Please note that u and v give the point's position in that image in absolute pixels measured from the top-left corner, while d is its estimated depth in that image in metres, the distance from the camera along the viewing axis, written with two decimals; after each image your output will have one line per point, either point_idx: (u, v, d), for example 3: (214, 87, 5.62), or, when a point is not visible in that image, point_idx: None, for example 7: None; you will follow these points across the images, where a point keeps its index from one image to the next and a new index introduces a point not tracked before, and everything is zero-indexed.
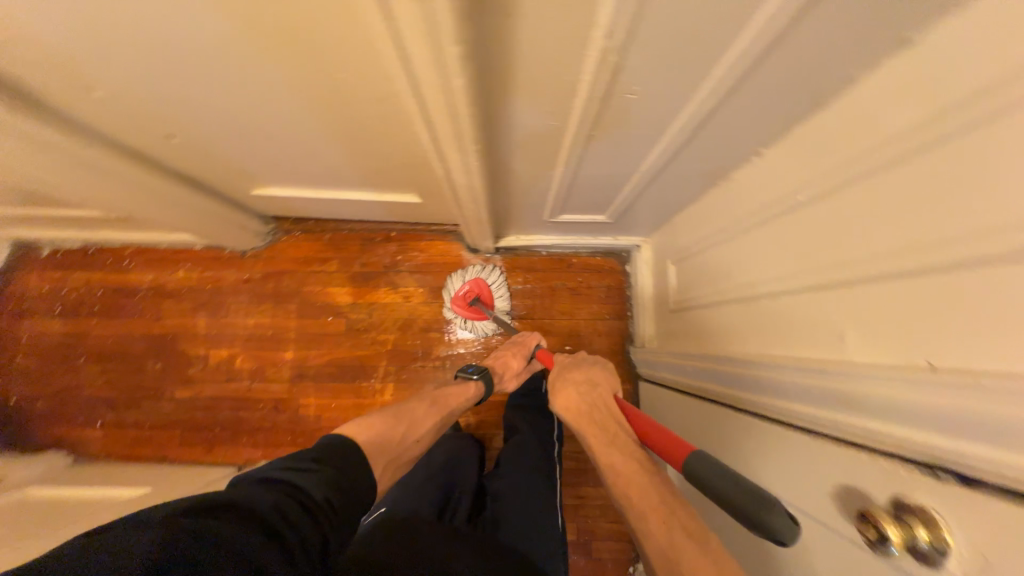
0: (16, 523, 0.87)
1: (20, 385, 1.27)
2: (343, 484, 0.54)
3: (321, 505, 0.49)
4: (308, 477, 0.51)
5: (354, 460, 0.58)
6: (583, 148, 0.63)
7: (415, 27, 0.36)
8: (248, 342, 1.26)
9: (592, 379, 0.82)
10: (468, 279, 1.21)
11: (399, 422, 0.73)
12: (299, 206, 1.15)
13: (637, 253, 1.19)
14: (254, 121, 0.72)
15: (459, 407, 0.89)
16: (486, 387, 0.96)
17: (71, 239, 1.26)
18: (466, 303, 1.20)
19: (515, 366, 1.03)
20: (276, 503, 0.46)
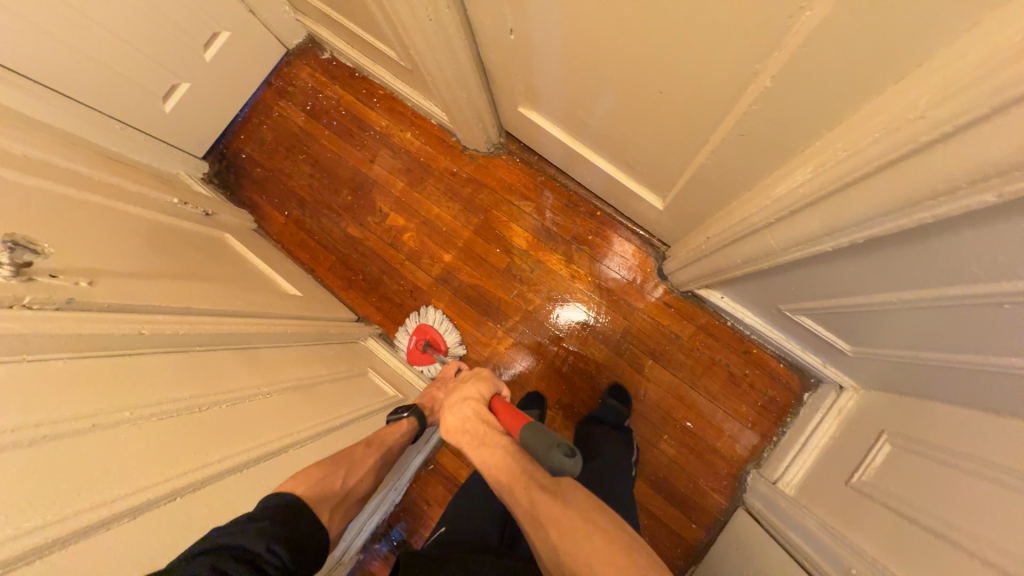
0: (218, 261, 1.02)
1: (252, 147, 1.46)
2: (283, 533, 0.51)
3: (263, 558, 0.47)
4: (240, 532, 0.48)
5: (299, 512, 0.55)
6: (944, 303, 0.52)
7: None
8: (423, 225, 1.32)
9: (465, 393, 0.75)
10: (412, 329, 1.26)
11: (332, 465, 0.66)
12: (543, 141, 1.13)
13: (833, 393, 1.00)
14: (603, 62, 0.68)
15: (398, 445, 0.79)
16: (420, 424, 0.85)
17: (349, 56, 1.37)
18: (417, 353, 1.25)
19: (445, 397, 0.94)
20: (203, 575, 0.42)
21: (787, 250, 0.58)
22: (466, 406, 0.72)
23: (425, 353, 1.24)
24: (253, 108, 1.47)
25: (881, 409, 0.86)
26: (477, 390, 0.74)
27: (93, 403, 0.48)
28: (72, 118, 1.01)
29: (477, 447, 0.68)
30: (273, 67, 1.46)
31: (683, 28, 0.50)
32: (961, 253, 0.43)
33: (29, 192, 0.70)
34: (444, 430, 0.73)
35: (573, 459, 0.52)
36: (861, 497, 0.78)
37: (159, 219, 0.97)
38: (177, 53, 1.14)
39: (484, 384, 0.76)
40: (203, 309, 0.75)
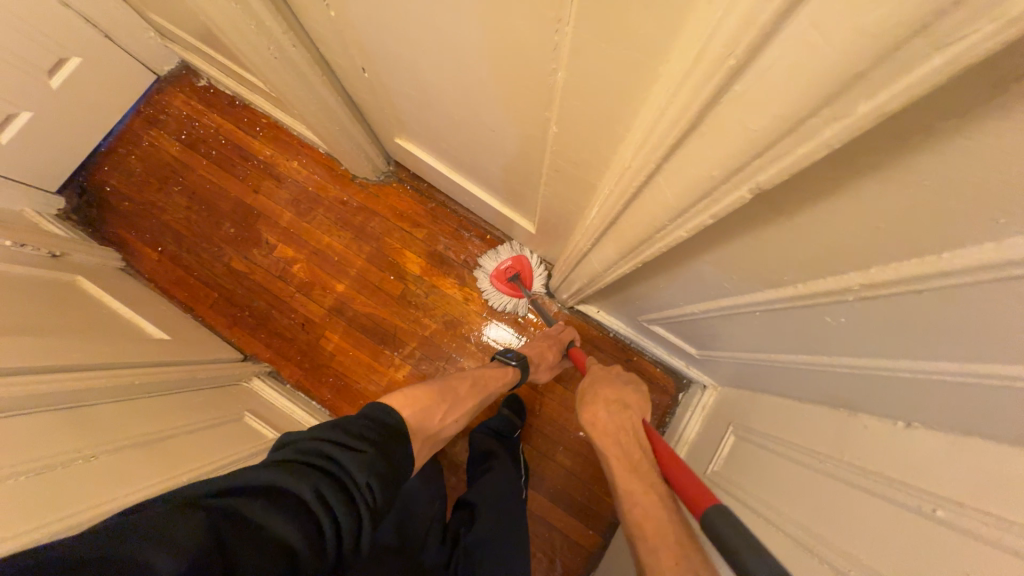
0: (64, 308, 0.92)
1: (118, 179, 1.34)
2: (382, 466, 0.56)
3: (361, 488, 0.52)
4: (351, 455, 0.53)
5: (394, 449, 0.60)
6: (729, 308, 0.61)
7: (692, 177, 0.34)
8: (315, 256, 1.28)
9: (624, 400, 0.85)
10: (507, 255, 1.18)
11: (441, 401, 0.80)
12: (425, 170, 1.16)
13: (699, 391, 1.10)
14: (444, 99, 0.72)
15: (497, 389, 0.94)
16: (521, 374, 0.99)
17: (227, 84, 1.33)
18: (505, 280, 1.18)
19: (550, 358, 1.06)
20: (319, 486, 0.48)
21: (608, 271, 0.64)
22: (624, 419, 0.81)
23: (514, 283, 1.19)
24: (120, 137, 1.36)
25: (732, 404, 0.96)
26: (637, 404, 0.84)
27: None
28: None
29: (629, 470, 0.74)
30: (140, 94, 1.37)
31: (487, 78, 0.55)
32: (746, 266, 0.50)
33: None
34: (592, 427, 0.83)
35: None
36: (716, 487, 0.86)
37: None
38: (12, 82, 1.04)
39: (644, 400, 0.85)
40: (15, 369, 0.67)
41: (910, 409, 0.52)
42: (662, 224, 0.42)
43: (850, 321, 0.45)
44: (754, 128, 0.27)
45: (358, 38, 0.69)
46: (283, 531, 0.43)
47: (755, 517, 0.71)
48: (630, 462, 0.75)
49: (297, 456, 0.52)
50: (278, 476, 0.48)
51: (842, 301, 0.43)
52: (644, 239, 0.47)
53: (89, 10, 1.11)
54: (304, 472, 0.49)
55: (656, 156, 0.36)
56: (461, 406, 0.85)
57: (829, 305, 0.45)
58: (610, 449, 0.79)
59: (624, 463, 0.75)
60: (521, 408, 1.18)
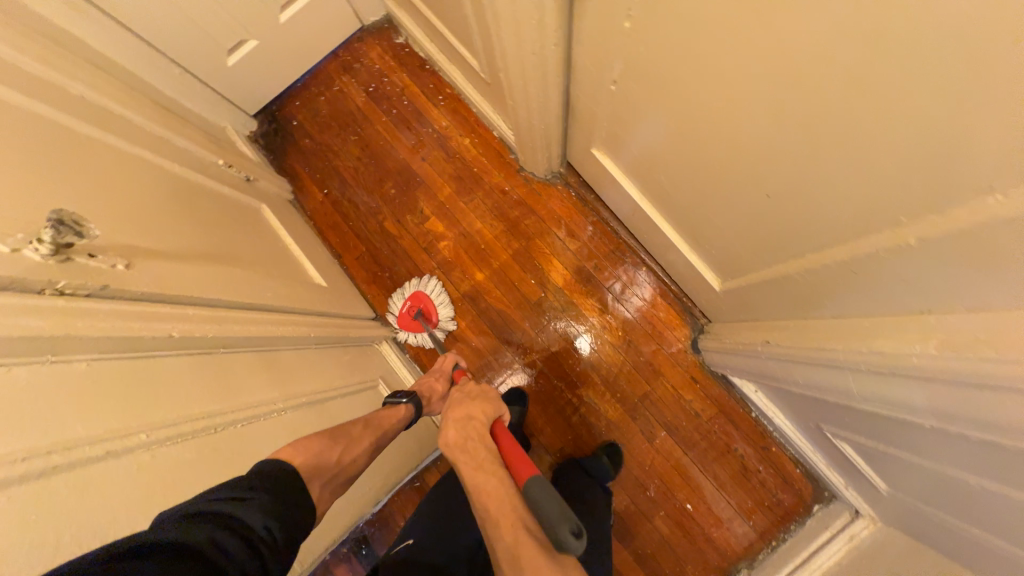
0: (254, 239, 0.98)
1: (306, 116, 1.41)
2: (277, 509, 0.49)
3: (259, 533, 0.44)
4: (240, 502, 0.46)
5: (290, 484, 0.53)
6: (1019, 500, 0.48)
7: None
8: (462, 238, 1.28)
9: (471, 411, 0.77)
10: (406, 296, 1.24)
11: (330, 442, 0.65)
12: (606, 185, 1.08)
13: (848, 516, 0.96)
14: (710, 144, 0.63)
15: (397, 430, 0.79)
16: (414, 412, 0.86)
17: (425, 47, 1.32)
18: (408, 320, 1.22)
19: (440, 391, 0.97)
20: (212, 535, 0.41)
21: (876, 397, 0.54)
22: (468, 429, 0.74)
23: (417, 320, 1.22)
24: (315, 76, 1.42)
25: (899, 553, 0.82)
26: (481, 410, 0.77)
27: (106, 417, 0.45)
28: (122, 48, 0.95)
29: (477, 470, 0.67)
30: (344, 40, 1.41)
31: (828, 156, 0.46)
32: None
33: (68, 136, 0.65)
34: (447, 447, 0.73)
35: (579, 543, 0.55)
36: None
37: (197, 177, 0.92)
38: (254, 10, 1.10)
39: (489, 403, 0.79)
40: (227, 303, 0.71)
41: None
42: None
43: None
44: None
45: (639, 54, 0.61)
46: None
47: None
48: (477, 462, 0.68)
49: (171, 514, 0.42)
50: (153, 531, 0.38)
51: None
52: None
53: None
54: (186, 525, 0.40)
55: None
56: (357, 448, 0.70)
57: None
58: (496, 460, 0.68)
59: None
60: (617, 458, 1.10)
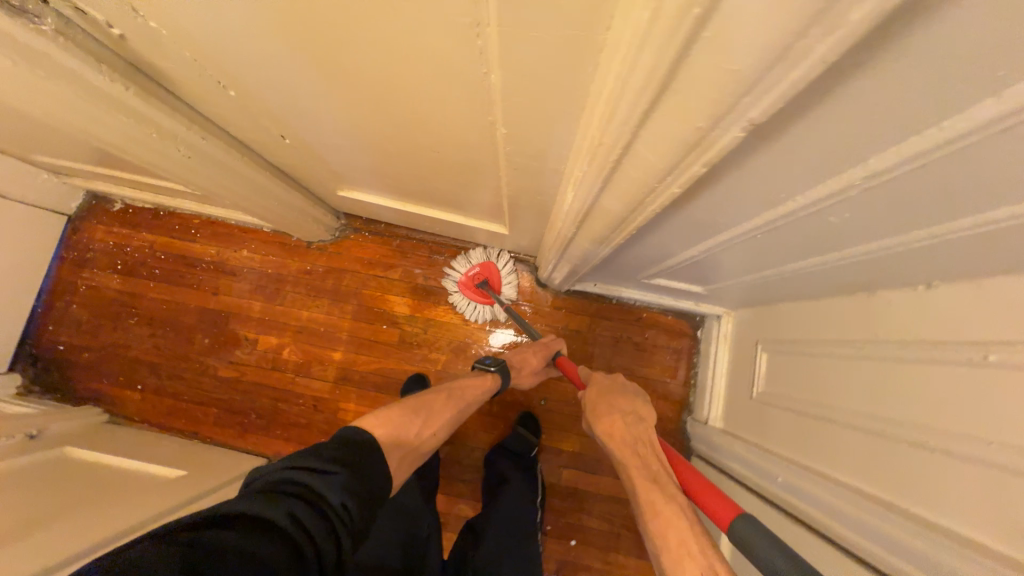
0: (67, 488, 0.87)
1: (70, 333, 1.26)
2: (357, 486, 0.54)
3: (338, 510, 0.50)
4: (323, 478, 0.51)
5: (371, 466, 0.59)
6: (717, 245, 0.61)
7: (659, 139, 0.31)
8: (300, 334, 1.24)
9: (637, 410, 0.79)
10: (475, 262, 1.17)
11: (416, 416, 0.78)
12: (378, 211, 1.12)
13: (715, 322, 1.11)
14: (378, 138, 0.69)
15: (475, 400, 0.90)
16: (502, 380, 0.95)
17: (144, 198, 1.25)
18: (473, 286, 1.17)
19: (534, 364, 1.02)
20: (294, 511, 0.46)
21: (600, 247, 0.63)
22: (640, 433, 0.74)
23: (481, 290, 1.17)
24: (53, 291, 1.28)
25: (750, 323, 0.98)
26: (648, 415, 0.78)
27: None
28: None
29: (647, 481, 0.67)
30: (59, 240, 1.28)
31: (418, 103, 0.53)
32: (711, 207, 0.49)
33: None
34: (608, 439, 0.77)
35: None
36: (767, 405, 0.87)
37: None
38: None
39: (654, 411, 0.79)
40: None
41: (930, 274, 0.53)
42: (642, 196, 0.40)
43: (832, 228, 0.46)
44: (733, 67, 0.22)
45: (265, 108, 0.65)
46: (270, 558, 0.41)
47: (812, 419, 0.74)
48: (649, 473, 0.68)
49: (264, 486, 0.49)
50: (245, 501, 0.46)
51: (821, 208, 0.42)
52: (631, 206, 0.43)
53: None
54: (273, 502, 0.46)
55: (628, 125, 0.32)
56: (440, 419, 0.82)
57: (821, 212, 0.43)
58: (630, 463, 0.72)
59: (648, 476, 0.67)
60: (536, 424, 1.18)
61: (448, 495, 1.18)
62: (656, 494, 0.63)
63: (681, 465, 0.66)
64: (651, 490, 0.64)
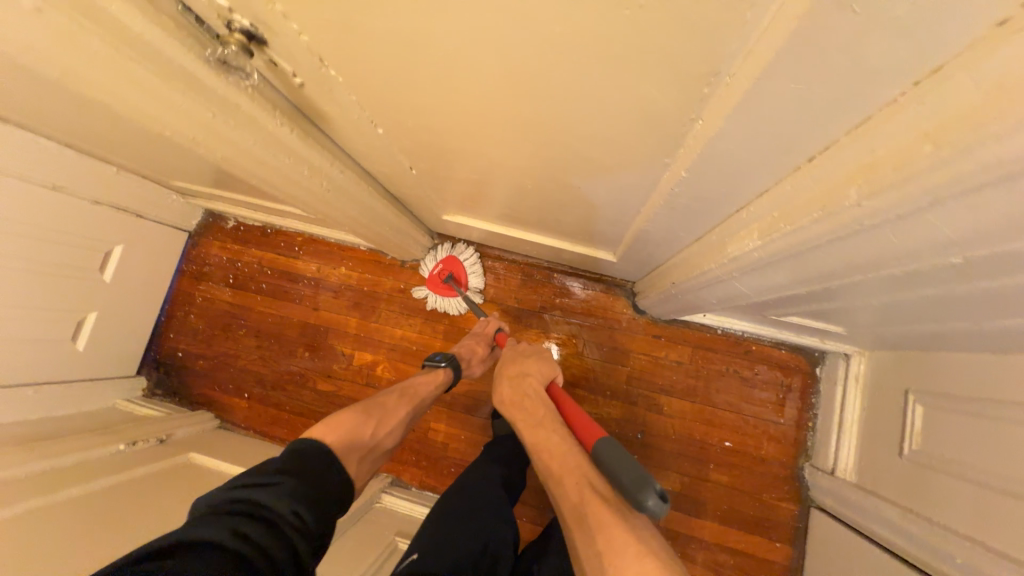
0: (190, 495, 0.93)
1: (189, 341, 1.36)
2: (307, 493, 0.55)
3: (286, 517, 0.51)
4: (266, 490, 0.52)
5: (318, 470, 0.59)
6: (908, 301, 0.53)
7: (972, 217, 0.27)
8: (392, 352, 1.26)
9: (525, 367, 0.79)
10: (440, 259, 1.23)
11: (369, 415, 0.74)
12: (475, 233, 1.12)
13: (842, 362, 1.00)
14: (517, 173, 0.67)
15: (431, 394, 0.88)
16: (454, 373, 0.93)
17: (256, 217, 1.33)
18: (441, 283, 1.22)
19: (481, 351, 1.01)
20: (239, 527, 0.47)
21: (763, 294, 0.57)
22: (525, 386, 0.76)
23: (448, 284, 1.22)
24: (174, 302, 1.39)
25: (896, 369, 0.87)
26: (537, 368, 0.80)
27: None
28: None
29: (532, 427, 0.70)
30: (180, 255, 1.39)
31: (583, 144, 0.50)
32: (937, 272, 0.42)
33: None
34: (501, 402, 0.79)
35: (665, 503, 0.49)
36: (924, 469, 0.76)
37: (81, 488, 0.85)
38: (75, 290, 1.07)
39: (545, 363, 0.81)
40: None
41: None
42: (893, 260, 0.35)
43: None
44: None
45: (409, 142, 0.65)
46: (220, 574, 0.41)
47: (996, 494, 0.63)
48: (535, 419, 0.71)
49: (208, 508, 0.49)
50: (192, 526, 0.46)
51: None
52: (863, 266, 0.38)
53: (119, 198, 1.12)
54: (211, 520, 0.47)
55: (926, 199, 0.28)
56: (395, 417, 0.78)
57: None
58: (518, 418, 0.74)
59: (532, 421, 0.71)
60: None
61: (538, 525, 1.15)
62: (541, 434, 0.68)
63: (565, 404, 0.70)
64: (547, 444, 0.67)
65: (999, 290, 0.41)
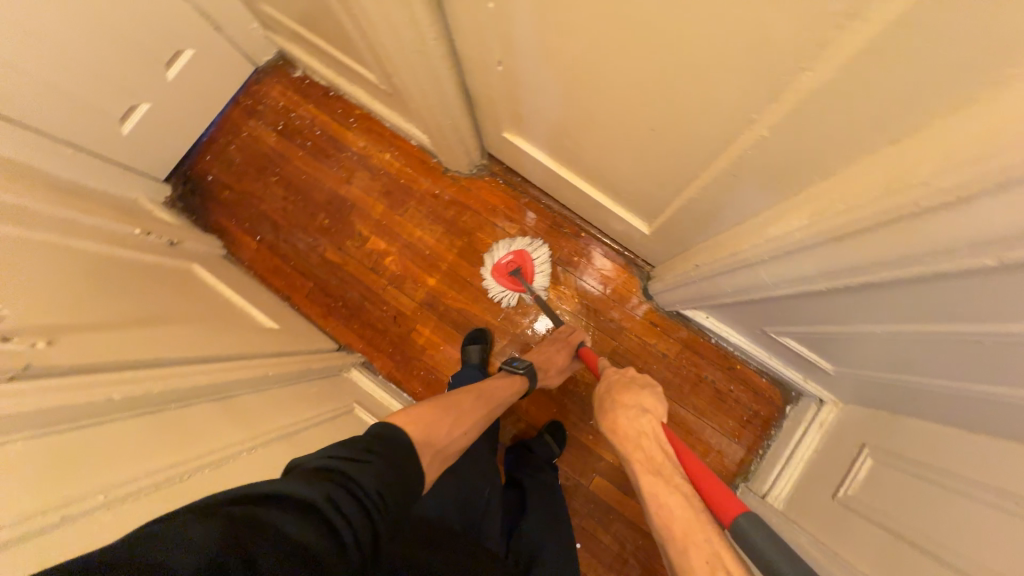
0: (192, 299, 0.96)
1: (221, 169, 1.39)
2: (393, 477, 0.53)
3: (375, 498, 0.49)
4: (359, 466, 0.51)
5: (402, 453, 0.57)
6: (909, 337, 0.55)
7: None
8: (406, 249, 1.29)
9: (642, 403, 0.79)
10: (511, 249, 1.22)
11: (447, 413, 0.74)
12: (527, 165, 1.13)
13: (814, 405, 1.03)
14: (597, 100, 0.68)
15: (508, 396, 0.91)
16: (530, 381, 0.97)
17: (324, 75, 1.33)
18: (507, 274, 1.22)
19: (560, 361, 1.05)
20: (330, 494, 0.46)
21: (781, 285, 0.59)
22: (642, 422, 0.76)
23: (514, 277, 1.21)
24: (220, 128, 1.41)
25: (862, 424, 0.90)
26: (654, 406, 0.78)
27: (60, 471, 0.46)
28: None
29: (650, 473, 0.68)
30: (241, 85, 1.40)
31: (677, 77, 0.51)
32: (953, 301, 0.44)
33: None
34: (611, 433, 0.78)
35: None
36: (851, 514, 0.80)
37: (102, 249, 0.88)
38: (138, 72, 1.08)
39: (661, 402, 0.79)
40: (159, 359, 0.68)
41: None
42: None
43: None
44: None
45: (512, 31, 0.66)
46: (298, 543, 0.41)
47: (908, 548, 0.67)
48: (652, 465, 0.69)
49: (300, 471, 0.49)
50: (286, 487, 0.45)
51: None
52: (903, 256, 0.40)
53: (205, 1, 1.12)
54: (305, 483, 0.46)
55: None
56: (469, 419, 0.78)
57: None
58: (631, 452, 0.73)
59: (649, 467, 0.69)
60: (563, 436, 1.17)
61: None
62: (658, 485, 0.65)
63: (689, 458, 0.66)
64: (656, 482, 0.65)
65: (1004, 332, 0.42)
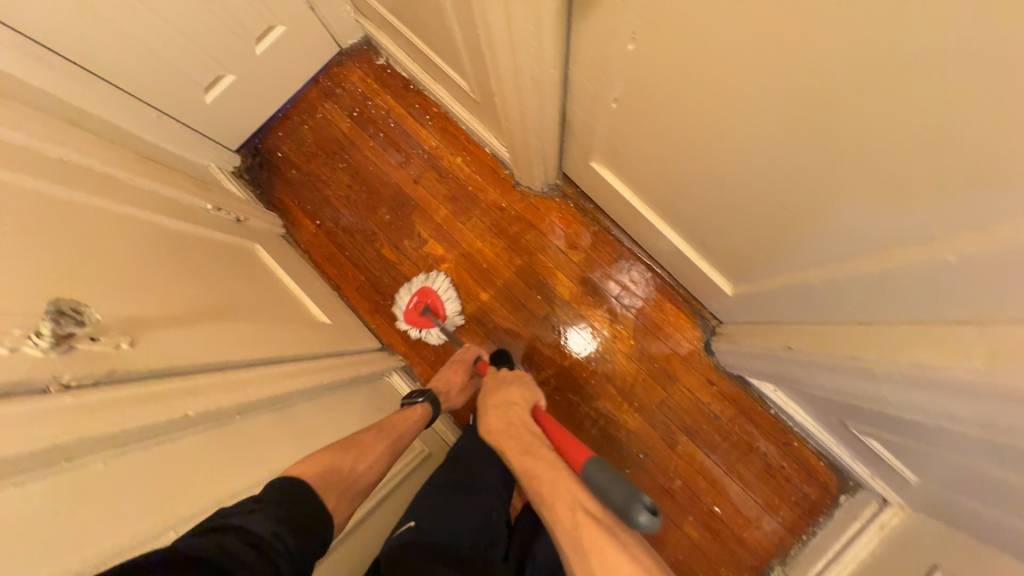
0: (252, 282, 0.95)
1: (291, 147, 1.38)
2: (290, 516, 0.51)
3: (274, 540, 0.47)
4: (247, 515, 0.47)
5: (298, 496, 0.54)
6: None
7: None
8: (463, 258, 1.26)
9: (510, 397, 0.83)
10: (414, 291, 1.22)
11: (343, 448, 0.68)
12: (607, 196, 1.07)
13: (875, 502, 0.97)
14: (724, 161, 0.62)
15: (413, 427, 0.84)
16: (434, 408, 0.92)
17: (408, 68, 1.30)
18: (416, 316, 1.21)
19: (459, 380, 1.04)
20: (224, 542, 0.43)
21: (911, 408, 0.53)
22: (510, 413, 0.79)
23: (425, 315, 1.21)
24: (296, 105, 1.39)
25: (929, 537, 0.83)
26: (521, 397, 0.83)
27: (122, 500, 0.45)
28: (86, 92, 0.89)
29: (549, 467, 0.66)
30: (323, 66, 1.38)
31: (851, 171, 0.45)
32: None
33: (36, 202, 0.60)
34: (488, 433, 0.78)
35: (655, 518, 0.54)
36: None
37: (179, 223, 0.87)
38: (228, 43, 1.07)
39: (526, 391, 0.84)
40: (223, 364, 0.67)
41: None
42: None
43: None
44: None
45: (645, 75, 0.60)
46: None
47: None
48: (523, 445, 0.71)
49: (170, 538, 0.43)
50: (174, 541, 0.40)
51: None
52: None
53: None
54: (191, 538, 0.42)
55: None
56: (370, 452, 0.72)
57: None
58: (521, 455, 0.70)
59: (521, 448, 0.71)
60: None
61: None
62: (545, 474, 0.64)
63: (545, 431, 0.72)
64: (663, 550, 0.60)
65: None
